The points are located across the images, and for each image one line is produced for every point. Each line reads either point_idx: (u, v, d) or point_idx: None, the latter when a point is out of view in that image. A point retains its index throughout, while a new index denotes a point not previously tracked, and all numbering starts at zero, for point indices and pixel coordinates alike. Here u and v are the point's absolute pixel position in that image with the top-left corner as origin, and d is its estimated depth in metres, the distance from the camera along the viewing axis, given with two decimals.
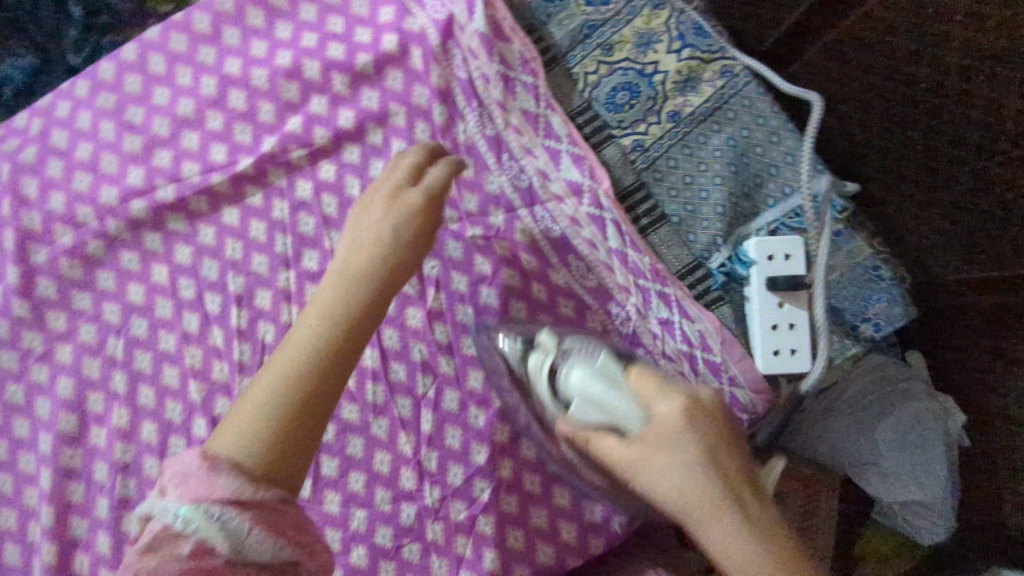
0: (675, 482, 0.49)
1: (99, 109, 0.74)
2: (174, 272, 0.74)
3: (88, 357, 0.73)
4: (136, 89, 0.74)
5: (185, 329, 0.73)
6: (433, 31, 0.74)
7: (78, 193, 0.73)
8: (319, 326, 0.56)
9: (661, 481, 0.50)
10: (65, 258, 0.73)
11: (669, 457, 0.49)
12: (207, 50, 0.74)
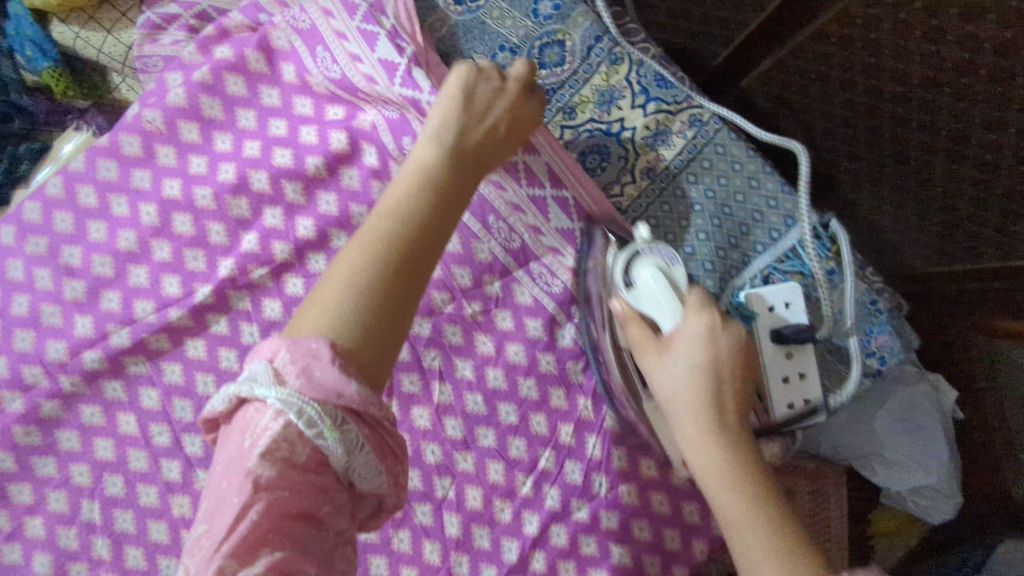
0: (723, 469, 0.51)
1: (29, 255, 0.68)
2: (144, 419, 0.68)
3: (62, 526, 0.67)
4: (69, 227, 0.68)
5: (166, 478, 0.68)
6: (384, 127, 0.68)
7: (21, 353, 0.67)
8: (385, 219, 0.51)
9: (704, 464, 0.52)
10: (18, 425, 0.67)
11: (718, 472, 0.51)
12: (142, 174, 0.69)
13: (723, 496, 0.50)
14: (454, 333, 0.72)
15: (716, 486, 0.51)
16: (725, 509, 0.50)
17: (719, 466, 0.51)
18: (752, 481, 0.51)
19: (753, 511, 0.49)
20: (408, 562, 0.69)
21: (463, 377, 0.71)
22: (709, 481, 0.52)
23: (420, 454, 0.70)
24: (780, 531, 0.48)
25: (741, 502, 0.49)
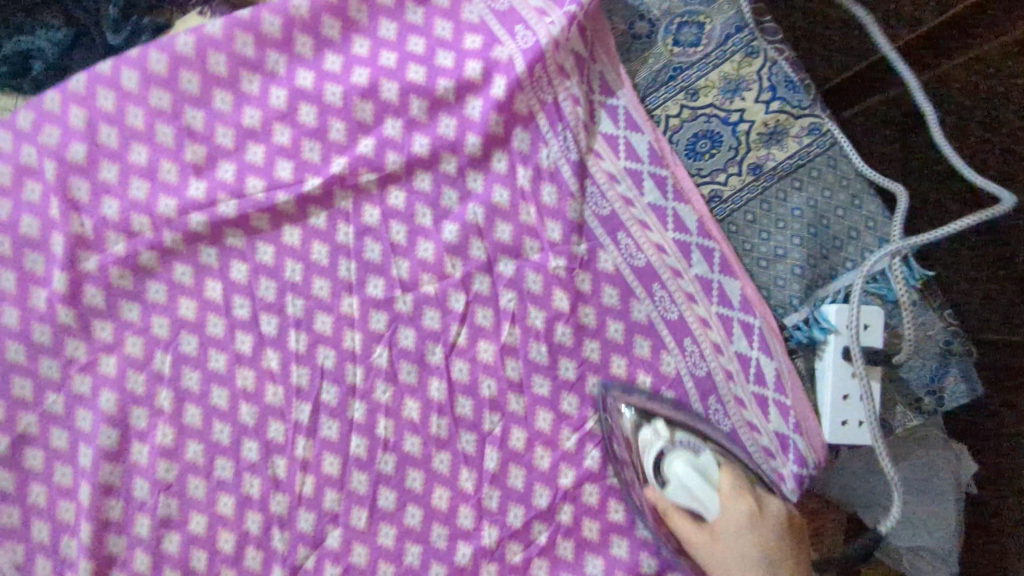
0: (733, 539, 0.65)
1: (152, 108, 0.70)
2: (229, 289, 0.71)
3: (133, 371, 0.70)
4: (194, 89, 0.70)
5: (237, 350, 0.71)
6: (521, 60, 0.70)
7: (134, 202, 0.70)
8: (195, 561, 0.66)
9: (721, 548, 0.66)
10: (116, 267, 0.70)
11: (739, 542, 0.65)
12: (276, 57, 0.71)
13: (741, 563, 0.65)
14: (535, 283, 0.71)
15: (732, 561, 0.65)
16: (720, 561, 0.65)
17: (743, 551, 0.64)
18: (749, 547, 0.64)
19: (767, 561, 0.65)
20: (441, 482, 0.71)
21: (533, 325, 0.71)
22: (743, 574, 0.65)
23: (476, 384, 0.72)
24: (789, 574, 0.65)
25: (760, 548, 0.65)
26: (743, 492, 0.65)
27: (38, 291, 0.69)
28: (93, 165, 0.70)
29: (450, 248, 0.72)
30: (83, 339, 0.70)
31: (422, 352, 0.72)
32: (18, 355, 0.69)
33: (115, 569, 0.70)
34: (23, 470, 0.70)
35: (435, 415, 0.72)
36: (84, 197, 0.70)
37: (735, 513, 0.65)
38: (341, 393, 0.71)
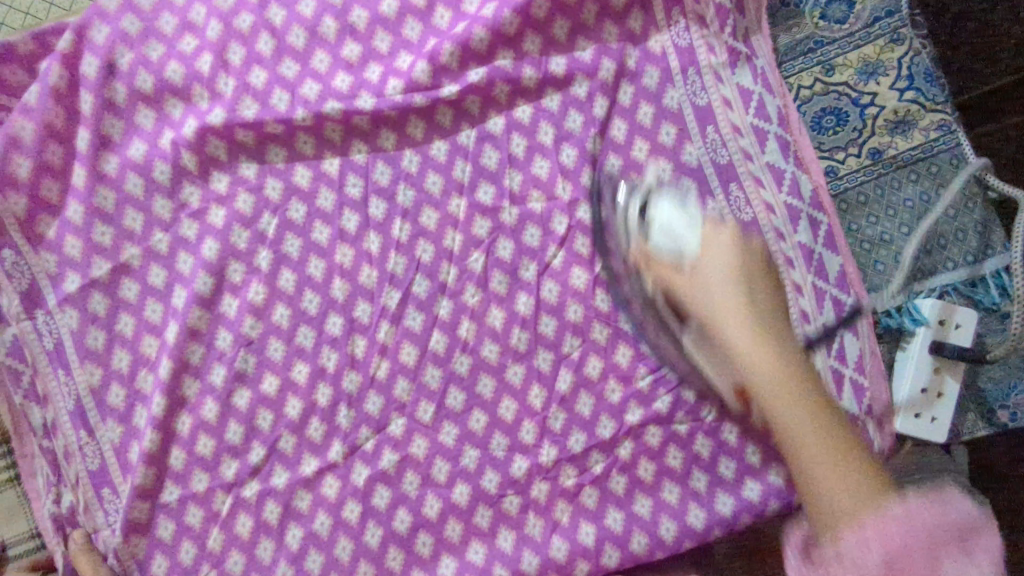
0: (723, 277, 0.62)
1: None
2: (346, 167, 0.72)
3: (239, 227, 0.71)
4: None
5: (342, 227, 0.72)
6: None
7: (282, 77, 0.71)
8: None
9: (727, 270, 0.62)
10: (241, 129, 0.70)
11: (820, 465, 0.55)
12: None
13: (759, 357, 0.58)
14: None
15: (769, 362, 0.58)
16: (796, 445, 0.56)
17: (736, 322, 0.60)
18: (758, 312, 0.60)
19: (813, 428, 0.55)
20: (511, 394, 0.72)
21: (627, 263, 0.72)
22: (726, 320, 0.60)
23: (563, 307, 0.73)
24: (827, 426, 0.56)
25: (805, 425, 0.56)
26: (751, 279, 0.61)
27: (165, 133, 0.70)
28: (254, 35, 0.71)
29: (564, 170, 0.73)
30: (199, 185, 0.71)
31: (517, 265, 0.73)
32: (133, 187, 0.70)
33: (183, 413, 0.70)
34: (114, 298, 0.70)
35: (517, 327, 0.73)
36: (236, 61, 0.71)
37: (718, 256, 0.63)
38: (433, 289, 0.72)
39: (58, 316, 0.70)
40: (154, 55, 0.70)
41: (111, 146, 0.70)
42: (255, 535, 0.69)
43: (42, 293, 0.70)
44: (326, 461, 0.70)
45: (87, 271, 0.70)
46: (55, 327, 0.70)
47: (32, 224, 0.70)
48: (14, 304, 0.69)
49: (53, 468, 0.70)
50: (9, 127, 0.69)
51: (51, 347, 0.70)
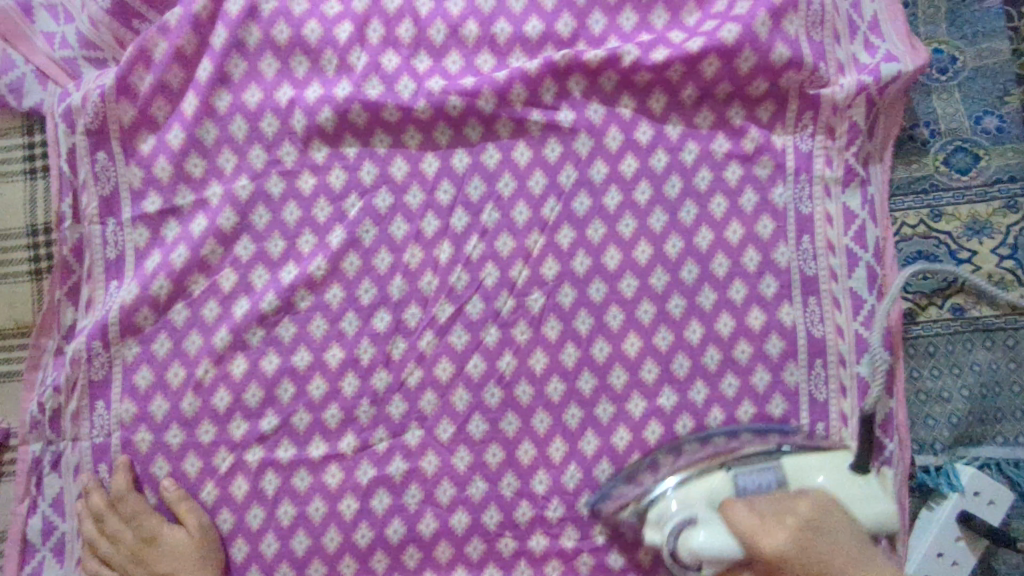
0: (731, 526, 0.59)
1: (474, 4, 0.71)
2: (443, 172, 0.72)
3: (324, 199, 0.71)
4: (517, 8, 0.71)
5: (421, 229, 0.71)
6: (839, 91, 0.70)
7: (412, 68, 0.71)
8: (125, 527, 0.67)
9: (728, 518, 0.60)
10: (359, 106, 0.70)
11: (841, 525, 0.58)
12: (599, 18, 0.71)
13: (820, 564, 0.55)
14: (707, 300, 0.71)
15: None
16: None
17: (774, 530, 0.57)
18: (847, 543, 0.56)
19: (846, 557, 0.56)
20: (532, 439, 0.69)
21: (688, 339, 0.70)
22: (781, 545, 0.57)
23: (607, 368, 0.70)
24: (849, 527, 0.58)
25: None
26: (774, 515, 0.58)
27: (284, 88, 0.71)
28: (396, 19, 0.71)
29: (650, 234, 0.71)
30: (296, 146, 0.71)
31: (572, 313, 0.70)
32: (238, 130, 0.71)
33: (210, 360, 0.69)
34: (184, 229, 0.70)
35: (556, 378, 0.70)
36: (374, 37, 0.71)
37: (741, 513, 0.59)
38: (487, 313, 0.70)
39: (126, 228, 0.70)
40: (297, 10, 0.70)
41: (229, 83, 0.70)
42: (248, 500, 0.69)
43: (120, 202, 0.70)
44: (334, 450, 0.69)
45: (169, 197, 0.70)
46: (120, 237, 0.70)
47: (129, 135, 0.69)
48: (92, 205, 0.69)
49: (60, 370, 0.69)
50: (142, 43, 0.69)
51: (112, 257, 0.70)
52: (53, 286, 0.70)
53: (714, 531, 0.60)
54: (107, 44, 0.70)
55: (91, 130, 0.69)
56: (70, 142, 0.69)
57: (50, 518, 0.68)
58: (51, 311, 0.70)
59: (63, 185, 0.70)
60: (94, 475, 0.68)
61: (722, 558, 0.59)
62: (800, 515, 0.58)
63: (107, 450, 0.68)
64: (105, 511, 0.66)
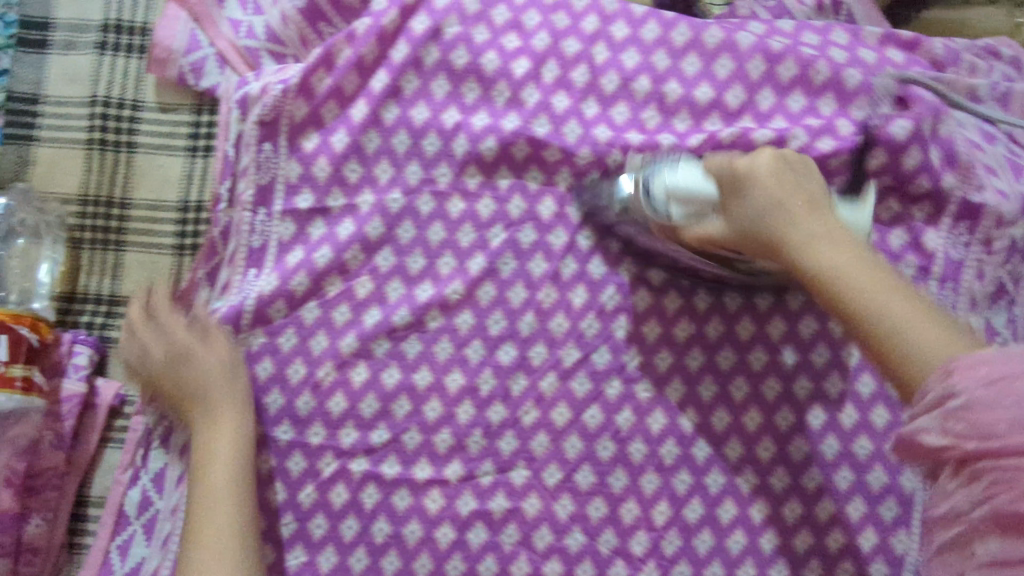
0: (754, 202, 0.60)
1: (649, 61, 0.72)
2: (589, 218, 0.72)
3: (470, 224, 0.72)
4: (689, 71, 0.71)
5: (558, 270, 0.71)
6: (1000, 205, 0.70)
7: (579, 113, 0.72)
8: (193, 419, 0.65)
9: (739, 198, 0.60)
10: (523, 142, 0.72)
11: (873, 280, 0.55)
12: (768, 96, 0.72)
13: (818, 245, 0.57)
14: (833, 388, 0.70)
15: (881, 285, 0.55)
16: (921, 361, 0.51)
17: (772, 192, 0.59)
18: (830, 233, 0.58)
19: (868, 285, 0.55)
20: (637, 498, 0.69)
21: (809, 424, 0.70)
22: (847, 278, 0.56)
23: (723, 440, 0.69)
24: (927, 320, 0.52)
25: (932, 336, 0.51)
26: (789, 212, 0.59)
27: (451, 111, 0.72)
28: (573, 63, 0.72)
29: (786, 313, 0.71)
30: (453, 168, 0.72)
31: (697, 380, 0.70)
32: (399, 143, 0.72)
33: (332, 363, 0.69)
34: (330, 230, 0.71)
35: (670, 440, 0.69)
36: (547, 77, 0.72)
37: (761, 162, 0.61)
38: (612, 365, 0.70)
39: (274, 220, 0.71)
40: (478, 39, 0.72)
41: (399, 97, 0.72)
42: (345, 509, 0.68)
43: (274, 193, 0.71)
44: (439, 475, 0.69)
45: (322, 196, 0.71)
46: (267, 228, 0.71)
47: (297, 131, 0.71)
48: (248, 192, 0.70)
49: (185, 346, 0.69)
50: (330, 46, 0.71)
51: (255, 245, 0.71)
52: (197, 262, 0.71)
53: (693, 176, 0.63)
54: (292, 42, 0.72)
55: (264, 120, 0.70)
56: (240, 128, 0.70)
57: (147, 494, 0.67)
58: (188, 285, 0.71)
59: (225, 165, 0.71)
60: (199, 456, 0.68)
61: (692, 199, 0.63)
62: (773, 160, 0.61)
63: None
64: (188, 432, 0.65)
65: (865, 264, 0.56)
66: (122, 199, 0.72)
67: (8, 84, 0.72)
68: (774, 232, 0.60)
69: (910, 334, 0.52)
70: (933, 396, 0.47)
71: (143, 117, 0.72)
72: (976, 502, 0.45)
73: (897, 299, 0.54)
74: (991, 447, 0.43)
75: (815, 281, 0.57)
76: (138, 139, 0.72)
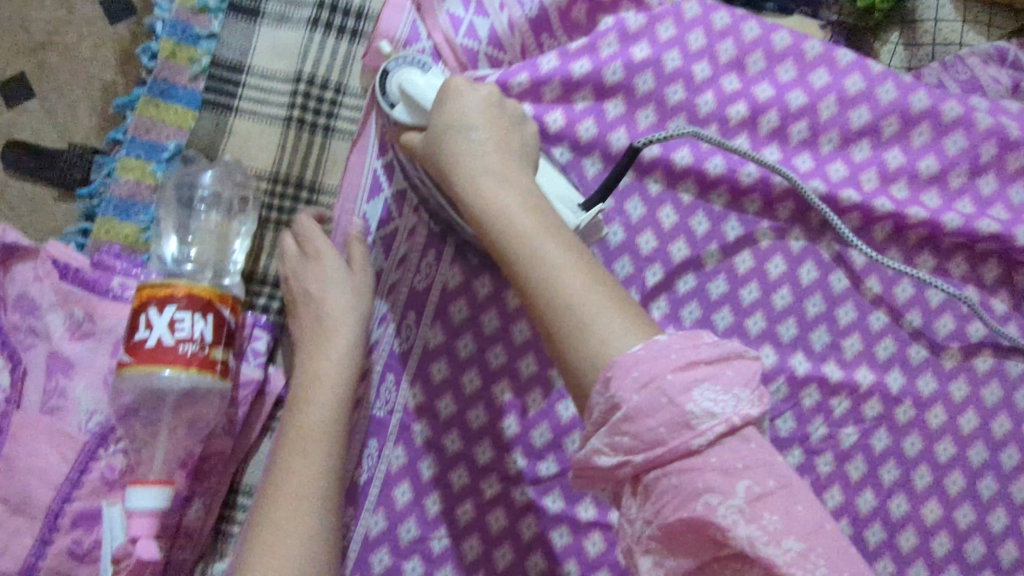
0: (459, 155, 0.54)
1: (876, 124, 0.68)
2: (787, 277, 0.68)
3: (660, 264, 0.68)
4: (917, 142, 0.68)
5: (746, 326, 0.68)
6: None
7: (793, 166, 0.67)
8: (325, 401, 0.59)
9: (461, 138, 0.54)
10: (727, 189, 0.68)
11: (522, 218, 0.50)
12: (993, 182, 0.68)
13: (480, 170, 0.53)
14: (1019, 492, 0.67)
15: (507, 198, 0.51)
16: (583, 350, 0.44)
17: (478, 147, 0.53)
18: (522, 187, 0.52)
19: (523, 207, 0.51)
20: None
21: (989, 524, 0.67)
22: (532, 242, 0.48)
23: (899, 528, 0.67)
24: (554, 243, 0.48)
25: (602, 297, 0.46)
26: (496, 161, 0.53)
27: (650, 143, 0.67)
28: (795, 115, 0.68)
29: (980, 406, 0.68)
30: (646, 202, 0.68)
31: (879, 461, 0.67)
32: (591, 167, 0.67)
33: (505, 384, 0.66)
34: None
35: (844, 520, 0.67)
36: (765, 127, 0.68)
37: (471, 99, 0.56)
38: (795, 434, 0.67)
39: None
40: (699, 75, 0.67)
41: (601, 120, 0.67)
42: (501, 538, 0.65)
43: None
44: (604, 518, 0.65)
45: None
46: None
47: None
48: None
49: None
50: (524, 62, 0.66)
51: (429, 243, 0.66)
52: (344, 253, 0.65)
53: (433, 82, 0.60)
54: (513, 49, 0.70)
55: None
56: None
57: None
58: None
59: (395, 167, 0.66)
60: (359, 458, 0.65)
61: (418, 112, 0.59)
62: (497, 101, 0.57)
63: (381, 437, 0.66)
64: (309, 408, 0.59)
65: (547, 239, 0.48)
66: (312, 183, 0.69)
67: (214, 49, 0.70)
68: (467, 196, 0.52)
69: (555, 263, 0.47)
70: (600, 408, 0.43)
71: (344, 102, 0.70)
72: (649, 522, 0.42)
73: (554, 246, 0.48)
74: (655, 458, 0.40)
75: (502, 253, 0.49)
76: (337, 125, 0.70)
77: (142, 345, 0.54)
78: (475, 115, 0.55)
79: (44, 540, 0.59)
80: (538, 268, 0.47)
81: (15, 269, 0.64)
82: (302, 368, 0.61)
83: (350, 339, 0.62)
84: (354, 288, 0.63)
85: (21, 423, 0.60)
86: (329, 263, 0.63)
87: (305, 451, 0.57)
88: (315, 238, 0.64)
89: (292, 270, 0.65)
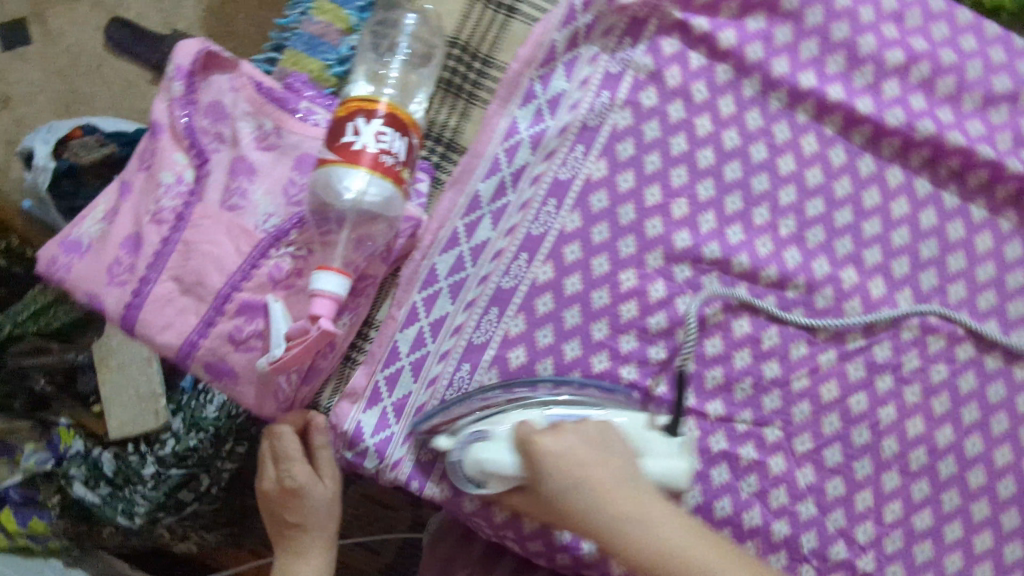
0: (562, 479, 0.57)
1: (1017, 93, 0.74)
2: (908, 220, 0.74)
3: (795, 185, 0.74)
4: None
5: (862, 257, 0.74)
6: None
7: (935, 117, 0.74)
8: (313, 520, 0.71)
9: (574, 487, 0.57)
10: (869, 129, 0.74)
11: (612, 482, 0.57)
12: None
13: (574, 462, 0.58)
14: None
15: (641, 499, 0.56)
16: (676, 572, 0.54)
17: (644, 510, 0.56)
18: (657, 511, 0.56)
19: (638, 515, 0.55)
20: (874, 490, 0.71)
21: None
22: (603, 510, 0.56)
23: (971, 464, 0.72)
24: (633, 503, 0.56)
25: (709, 552, 0.55)
26: (603, 467, 0.58)
27: (809, 74, 0.74)
28: (944, 72, 0.74)
29: None
30: (792, 128, 0.74)
31: (963, 402, 0.72)
32: (748, 88, 0.75)
33: (633, 267, 0.72)
34: (664, 137, 0.74)
35: (922, 449, 0.72)
36: (915, 78, 0.74)
37: (567, 441, 0.58)
38: (890, 361, 0.72)
39: (616, 105, 0.74)
40: (862, 19, 0.74)
41: (768, 45, 0.74)
42: None
43: (622, 79, 0.75)
44: (700, 405, 0.72)
45: (666, 102, 0.74)
46: (605, 112, 0.74)
47: (661, 33, 0.75)
48: (596, 78, 0.75)
49: (484, 177, 0.74)
50: None
51: (590, 124, 0.74)
52: (500, 134, 0.74)
53: (504, 448, 0.62)
54: None
55: (636, 16, 0.75)
56: (609, 20, 0.75)
57: (417, 308, 0.72)
58: (487, 152, 0.74)
59: (570, 63, 0.75)
60: (482, 315, 0.72)
61: (505, 479, 0.62)
62: (594, 433, 0.60)
63: (506, 300, 0.72)
64: (297, 505, 0.70)
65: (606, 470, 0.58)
66: (486, 57, 0.75)
67: None
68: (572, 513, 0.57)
69: (633, 527, 0.55)
70: None
71: None
72: None
73: (698, 547, 0.55)
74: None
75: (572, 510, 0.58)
76: (521, 8, 0.76)
77: (344, 145, 0.60)
78: (579, 441, 0.59)
79: (208, 322, 0.64)
80: (651, 552, 0.54)
81: (211, 79, 0.69)
82: (279, 560, 0.72)
83: (328, 522, 0.72)
84: (328, 512, 0.71)
85: (203, 214, 0.65)
86: (307, 489, 0.70)
87: (306, 564, 0.71)
88: (301, 480, 0.69)
89: (271, 477, 0.71)
